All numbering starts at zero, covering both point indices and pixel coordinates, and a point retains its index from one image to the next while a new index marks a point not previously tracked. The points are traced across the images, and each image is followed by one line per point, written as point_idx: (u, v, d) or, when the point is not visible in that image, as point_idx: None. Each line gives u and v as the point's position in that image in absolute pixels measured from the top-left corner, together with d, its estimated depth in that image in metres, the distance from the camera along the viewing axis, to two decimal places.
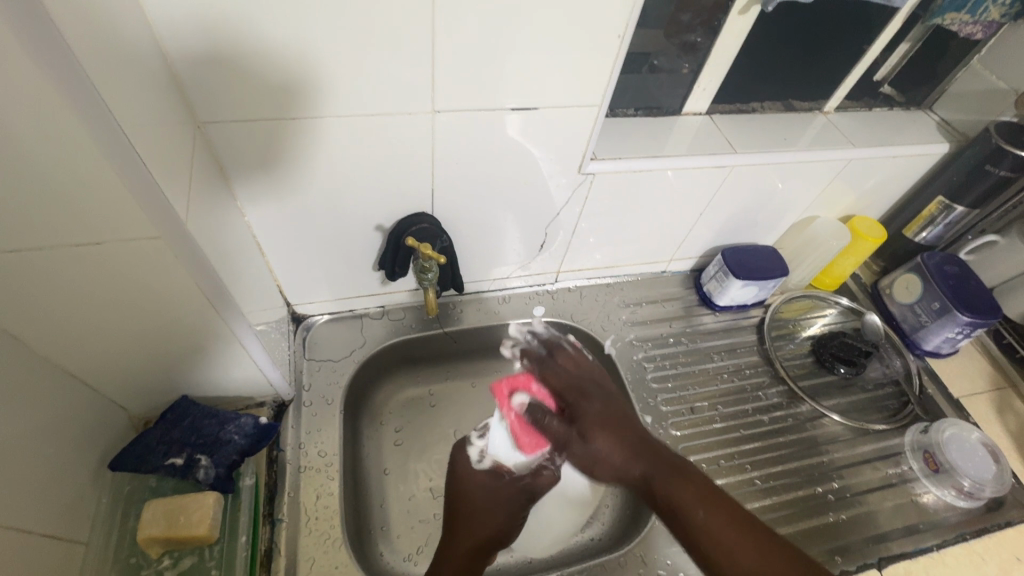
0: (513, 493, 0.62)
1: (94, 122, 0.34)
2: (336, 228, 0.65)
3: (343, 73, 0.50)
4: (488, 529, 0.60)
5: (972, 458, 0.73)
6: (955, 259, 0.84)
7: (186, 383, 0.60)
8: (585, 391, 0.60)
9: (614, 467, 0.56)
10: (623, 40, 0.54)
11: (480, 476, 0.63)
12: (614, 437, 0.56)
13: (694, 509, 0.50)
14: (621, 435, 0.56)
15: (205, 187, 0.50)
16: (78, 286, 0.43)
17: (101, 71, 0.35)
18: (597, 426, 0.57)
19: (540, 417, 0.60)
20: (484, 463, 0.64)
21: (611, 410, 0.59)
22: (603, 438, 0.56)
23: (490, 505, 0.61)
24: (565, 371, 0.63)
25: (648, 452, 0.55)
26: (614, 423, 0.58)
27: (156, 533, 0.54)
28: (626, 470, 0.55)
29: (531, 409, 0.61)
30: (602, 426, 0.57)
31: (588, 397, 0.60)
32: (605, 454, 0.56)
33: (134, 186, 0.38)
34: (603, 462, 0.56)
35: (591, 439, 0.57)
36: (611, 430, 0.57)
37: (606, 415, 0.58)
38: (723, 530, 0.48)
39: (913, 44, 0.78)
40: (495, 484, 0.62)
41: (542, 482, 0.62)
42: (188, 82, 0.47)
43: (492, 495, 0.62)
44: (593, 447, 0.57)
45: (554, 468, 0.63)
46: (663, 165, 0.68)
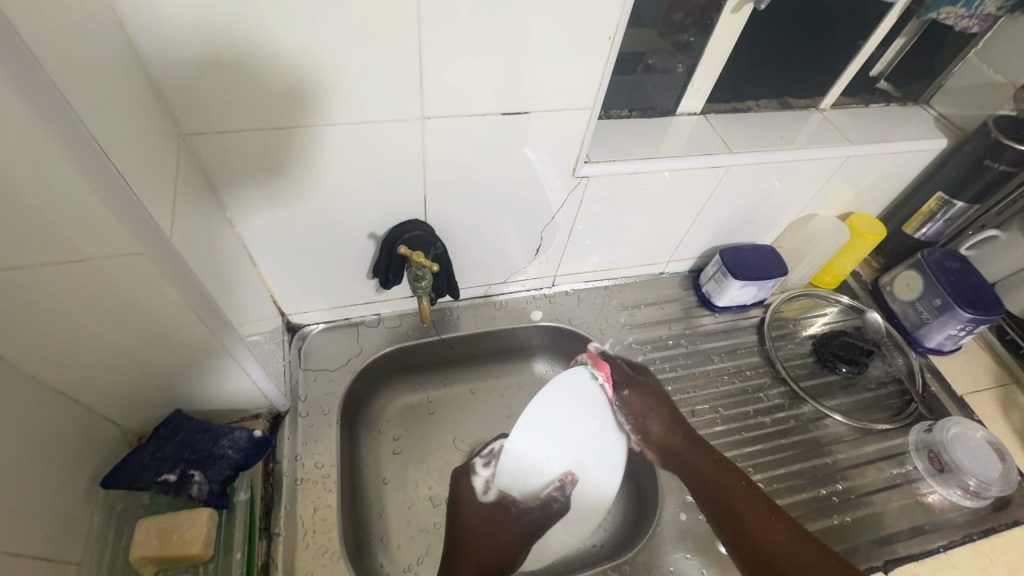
0: (518, 524, 0.66)
1: (67, 137, 0.33)
2: (329, 237, 0.65)
3: (330, 80, 0.49)
4: (494, 549, 0.65)
5: (978, 457, 0.72)
6: (956, 255, 0.83)
7: (178, 398, 0.59)
8: (638, 381, 0.74)
9: (659, 433, 0.70)
10: (614, 41, 0.53)
11: (484, 506, 0.68)
12: (664, 420, 0.71)
13: (732, 490, 0.64)
14: (668, 416, 0.71)
15: (192, 200, 0.49)
16: (65, 305, 0.43)
17: (73, 84, 0.34)
18: (654, 406, 0.72)
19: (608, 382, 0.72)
20: (489, 495, 0.69)
21: (658, 399, 0.73)
22: (654, 421, 0.71)
23: (496, 530, 0.66)
24: (626, 369, 0.74)
25: (690, 438, 0.70)
26: (661, 410, 0.72)
27: (148, 553, 0.53)
28: (663, 445, 0.70)
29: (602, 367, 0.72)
30: (655, 395, 0.73)
31: (630, 388, 0.73)
32: (653, 415, 0.71)
33: (111, 200, 0.37)
34: (649, 439, 0.70)
35: (647, 419, 0.71)
36: (657, 413, 0.72)
37: (654, 387, 0.74)
38: (756, 509, 0.62)
39: (910, 38, 0.77)
40: (499, 515, 0.67)
41: (550, 516, 0.66)
42: (172, 93, 0.46)
43: (495, 522, 0.67)
44: (644, 429, 0.70)
45: (560, 498, 0.66)
46: (658, 166, 0.67)
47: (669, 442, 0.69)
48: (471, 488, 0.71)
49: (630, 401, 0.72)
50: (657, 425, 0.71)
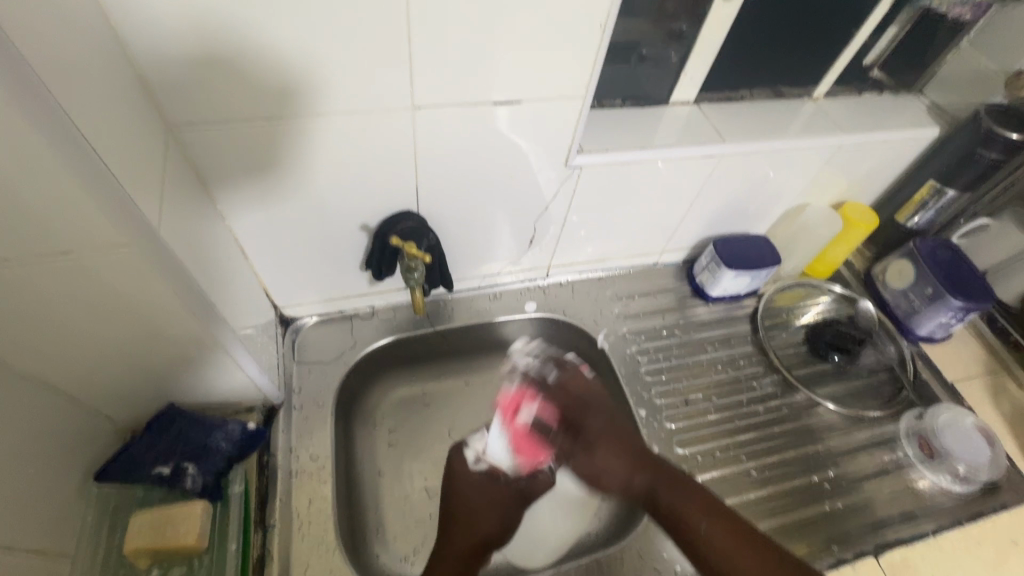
0: (507, 494, 0.62)
1: (51, 129, 0.33)
2: (321, 229, 0.64)
3: (318, 70, 0.48)
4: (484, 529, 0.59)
5: (968, 443, 0.73)
6: (948, 243, 0.84)
7: (170, 392, 0.59)
8: (582, 409, 0.61)
9: (621, 476, 0.59)
10: (605, 29, 0.53)
11: (475, 478, 0.62)
12: (620, 450, 0.60)
13: (695, 520, 0.54)
14: (629, 451, 0.60)
15: (181, 192, 0.49)
16: (54, 299, 0.42)
17: (55, 74, 0.33)
18: (601, 437, 0.61)
19: (546, 433, 0.61)
20: (480, 465, 0.63)
21: (616, 428, 0.61)
22: (606, 454, 0.60)
23: (488, 504, 0.60)
24: (576, 390, 0.62)
25: (657, 467, 0.58)
26: (618, 441, 0.60)
27: (142, 545, 0.53)
28: (630, 486, 0.58)
29: (539, 426, 0.60)
30: (608, 443, 0.60)
31: (590, 414, 0.61)
32: (609, 460, 0.59)
33: (99, 193, 0.37)
34: (609, 474, 0.59)
35: (595, 454, 0.60)
36: (614, 446, 0.60)
37: (611, 429, 0.61)
38: (724, 539, 0.52)
39: (903, 26, 0.77)
40: (491, 486, 0.61)
41: (538, 487, 0.63)
42: (158, 85, 0.45)
43: (486, 495, 0.61)
44: (596, 462, 0.60)
45: (548, 471, 0.64)
46: (651, 156, 0.67)
47: (635, 479, 0.58)
48: (461, 461, 0.63)
49: (577, 458, 0.61)
50: (613, 458, 0.59)
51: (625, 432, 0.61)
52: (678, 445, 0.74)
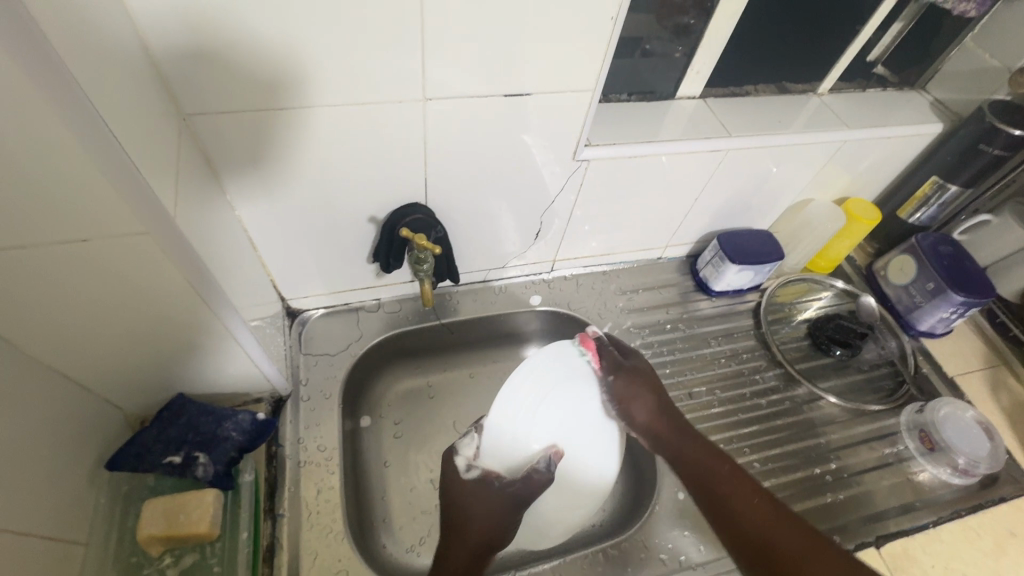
0: (503, 501, 0.60)
1: (76, 120, 0.34)
2: (329, 221, 0.65)
3: (330, 63, 0.48)
4: (480, 530, 0.58)
5: (969, 436, 0.74)
6: (949, 239, 0.85)
7: (181, 381, 0.59)
8: (625, 352, 0.68)
9: (649, 422, 0.63)
10: (615, 22, 0.53)
11: (468, 485, 0.61)
12: (653, 394, 0.65)
13: (715, 473, 0.59)
14: (661, 400, 0.65)
15: (192, 181, 0.49)
16: (65, 284, 0.42)
17: (78, 63, 0.34)
18: (641, 379, 0.65)
19: (603, 355, 0.66)
20: (473, 472, 0.62)
21: (650, 377, 0.67)
22: (641, 399, 0.64)
23: (484, 509, 0.59)
24: (618, 338, 0.71)
25: (682, 424, 0.64)
26: (652, 391, 0.65)
27: (155, 532, 0.54)
28: (656, 432, 0.63)
29: (597, 346, 0.66)
30: (646, 386, 0.65)
31: (631, 358, 0.68)
32: (639, 402, 0.64)
33: (121, 184, 0.38)
34: (635, 416, 0.64)
35: (633, 392, 0.64)
36: (649, 391, 0.65)
37: (649, 375, 0.67)
38: (742, 496, 0.57)
39: (906, 23, 0.78)
40: (484, 493, 0.60)
41: (533, 488, 0.60)
42: (173, 76, 0.45)
43: (478, 501, 0.59)
44: (628, 405, 0.64)
45: (544, 469, 0.61)
46: (657, 150, 0.67)
47: (660, 426, 0.63)
48: (454, 470, 0.63)
49: (616, 387, 0.64)
50: (644, 405, 0.64)
51: (658, 383, 0.66)
52: None
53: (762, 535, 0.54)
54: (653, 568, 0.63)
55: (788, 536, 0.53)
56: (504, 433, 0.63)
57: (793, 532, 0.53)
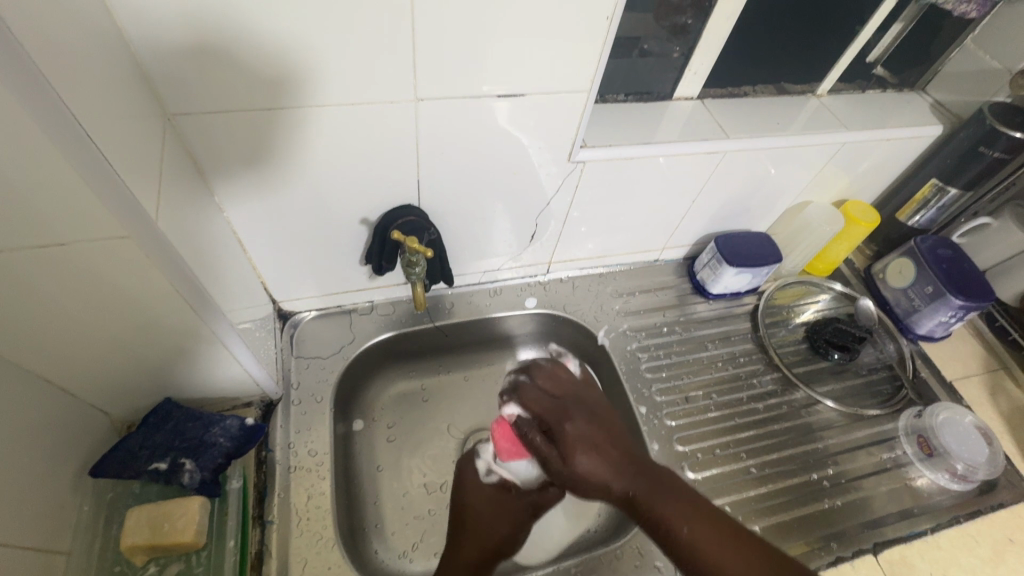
0: (520, 506, 0.63)
1: (51, 120, 0.32)
2: (321, 223, 0.64)
3: (317, 61, 0.47)
4: (495, 536, 0.61)
5: (967, 442, 0.73)
6: (948, 242, 0.84)
7: (169, 386, 0.58)
8: (558, 418, 0.57)
9: (597, 480, 0.53)
10: (612, 22, 0.52)
11: (488, 490, 0.63)
12: (599, 451, 0.54)
13: (677, 525, 0.49)
14: (608, 447, 0.55)
15: (178, 183, 0.48)
16: (43, 290, 0.41)
17: (54, 62, 0.32)
18: (577, 444, 0.55)
19: (527, 433, 0.59)
20: (491, 476, 0.64)
21: (599, 427, 0.56)
22: (583, 456, 0.54)
23: (498, 516, 0.61)
24: (544, 390, 0.61)
25: (637, 468, 0.53)
26: (597, 442, 0.55)
27: (139, 542, 0.53)
28: (609, 487, 0.53)
29: (519, 426, 0.60)
30: (585, 445, 0.55)
31: (571, 419, 0.57)
32: (594, 471, 0.53)
33: (100, 186, 0.36)
34: (588, 483, 0.54)
35: (574, 462, 0.54)
36: (596, 450, 0.54)
37: (592, 417, 0.58)
38: (708, 539, 0.48)
39: (907, 23, 0.76)
40: (503, 499, 0.62)
41: (547, 501, 0.64)
42: (155, 73, 0.44)
43: (499, 508, 0.62)
44: (573, 469, 0.54)
45: (559, 485, 0.65)
46: (654, 151, 0.66)
47: (615, 483, 0.53)
48: (473, 471, 0.65)
49: (554, 466, 0.56)
50: (594, 462, 0.54)
51: (611, 418, 0.58)
52: (678, 441, 0.74)
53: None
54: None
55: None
56: (524, 446, 0.65)
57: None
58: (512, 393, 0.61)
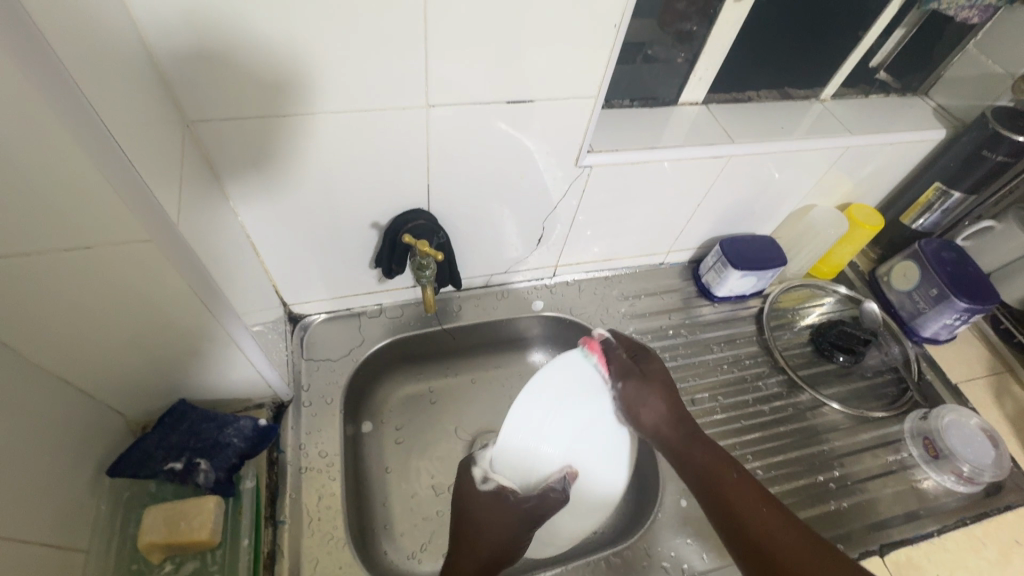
0: (518, 515, 0.60)
1: (80, 128, 0.34)
2: (332, 227, 0.65)
3: (331, 69, 0.48)
4: (492, 545, 0.57)
5: (972, 444, 0.73)
6: (952, 245, 0.84)
7: (183, 387, 0.59)
8: (645, 354, 0.69)
9: (654, 419, 0.64)
10: (619, 29, 0.53)
11: (483, 498, 0.61)
12: (667, 397, 0.65)
13: (724, 471, 0.59)
14: (671, 400, 0.65)
15: (195, 186, 0.49)
16: (65, 292, 0.42)
17: (81, 70, 0.34)
18: (655, 380, 0.66)
19: (613, 351, 0.68)
20: (488, 484, 0.62)
21: (666, 378, 0.67)
22: (654, 395, 0.65)
23: (496, 523, 0.58)
24: (636, 339, 0.70)
25: (689, 422, 0.64)
26: (665, 387, 0.66)
27: (156, 539, 0.54)
28: (661, 430, 0.64)
29: (606, 343, 0.68)
30: (659, 385, 0.66)
31: (649, 359, 0.68)
32: (648, 407, 0.65)
33: (124, 191, 0.38)
34: (648, 411, 0.65)
35: (644, 390, 0.65)
36: (663, 393, 0.65)
37: (665, 377, 0.67)
38: (749, 494, 0.56)
39: (908, 29, 0.77)
40: (500, 505, 0.60)
41: (548, 506, 0.62)
42: (175, 80, 0.45)
43: (494, 515, 0.59)
44: (639, 400, 0.65)
45: (560, 489, 0.63)
46: (660, 156, 0.67)
47: (666, 428, 0.64)
48: (470, 481, 0.63)
49: (626, 386, 0.66)
50: (659, 403, 0.65)
51: (674, 387, 0.66)
52: None
53: (772, 546, 0.52)
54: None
55: (793, 544, 0.52)
56: (518, 454, 0.65)
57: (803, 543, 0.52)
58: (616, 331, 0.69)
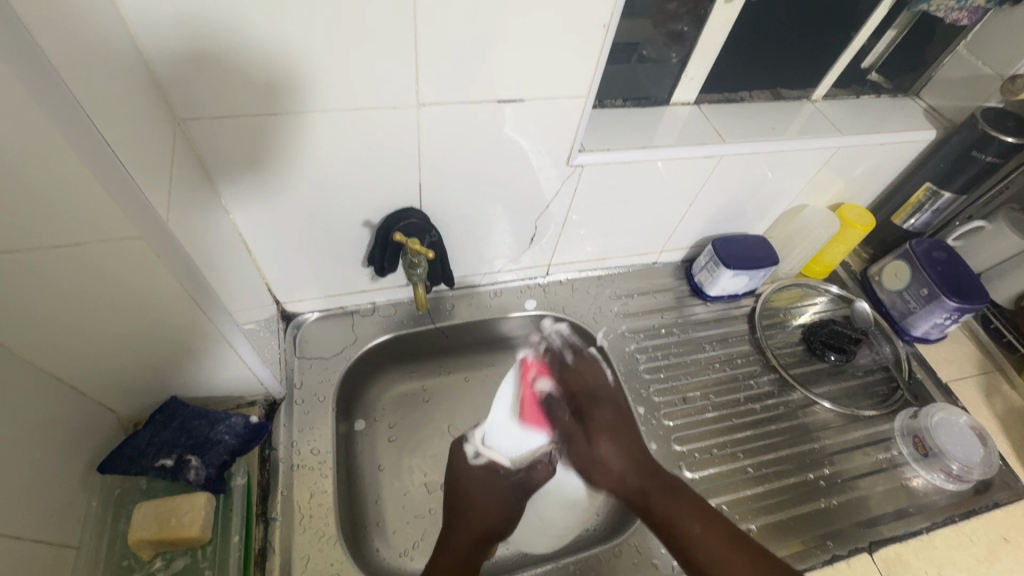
0: (506, 487, 0.62)
1: (71, 126, 0.34)
2: (325, 225, 0.65)
3: (322, 68, 0.49)
4: (484, 521, 0.61)
5: (961, 442, 0.74)
6: (943, 245, 0.85)
7: (175, 385, 0.59)
8: (591, 399, 0.68)
9: (613, 476, 0.63)
10: (609, 30, 0.53)
11: (476, 472, 0.63)
12: (621, 450, 0.64)
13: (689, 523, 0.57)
14: (627, 451, 0.64)
15: (186, 185, 0.49)
16: (56, 290, 0.43)
17: (71, 69, 0.34)
18: (603, 430, 0.65)
19: (556, 410, 0.66)
20: (479, 459, 0.64)
21: (618, 425, 0.66)
22: (606, 444, 0.64)
23: (487, 497, 0.62)
24: (585, 383, 0.69)
25: (653, 471, 0.63)
26: (620, 435, 0.66)
27: (146, 536, 0.54)
28: (623, 481, 0.62)
29: (547, 402, 0.65)
30: (608, 434, 0.65)
31: (598, 406, 0.67)
32: (604, 462, 0.64)
33: (116, 190, 0.38)
34: (604, 467, 0.63)
35: (598, 444, 0.64)
36: (614, 437, 0.65)
37: (614, 424, 0.66)
38: (718, 545, 0.55)
39: (901, 30, 0.78)
40: (490, 479, 0.62)
41: (536, 476, 0.63)
42: (166, 79, 0.46)
43: (486, 489, 0.62)
44: (596, 451, 0.64)
45: (548, 461, 0.64)
46: (651, 156, 0.68)
47: (630, 479, 0.62)
48: (462, 456, 0.65)
49: (577, 442, 0.65)
50: (612, 452, 0.64)
51: (630, 428, 0.67)
52: (676, 442, 0.75)
53: None
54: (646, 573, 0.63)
55: None
56: (511, 430, 0.62)
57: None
58: (557, 369, 0.69)
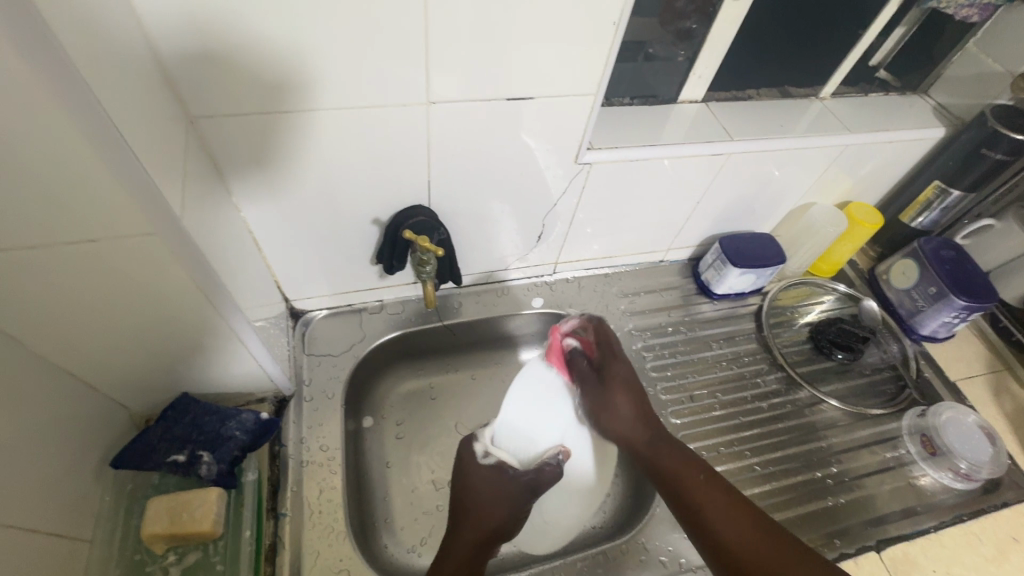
0: (517, 488, 0.61)
1: (88, 124, 0.34)
2: (334, 222, 0.65)
3: (333, 66, 0.49)
4: (492, 521, 0.59)
5: (969, 441, 0.73)
6: (952, 243, 0.84)
7: (186, 381, 0.60)
8: (612, 355, 0.68)
9: (623, 423, 0.65)
10: (619, 27, 0.53)
11: (485, 471, 0.61)
12: (630, 401, 0.66)
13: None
14: (637, 404, 0.66)
15: (199, 182, 0.49)
16: (72, 287, 0.43)
17: (89, 66, 0.34)
18: (616, 382, 0.67)
19: (575, 359, 0.69)
20: (488, 459, 0.62)
21: (635, 387, 0.67)
22: (622, 399, 0.66)
23: (495, 497, 0.60)
24: (609, 337, 0.70)
25: (656, 426, 0.65)
26: (635, 390, 0.67)
27: (159, 531, 0.54)
28: (630, 434, 0.65)
29: (571, 354, 0.69)
30: (625, 390, 0.66)
31: (617, 360, 0.68)
32: (619, 409, 0.65)
33: (132, 187, 0.38)
34: (615, 415, 0.65)
35: (615, 399, 0.66)
36: (629, 394, 0.66)
37: (629, 380, 0.67)
38: (720, 509, 0.56)
39: (908, 28, 0.78)
40: (501, 480, 0.61)
41: (545, 479, 0.61)
42: (179, 77, 0.46)
43: (494, 490, 0.60)
44: (610, 402, 0.66)
45: (555, 463, 0.62)
46: (660, 153, 0.68)
47: (637, 430, 0.65)
48: (471, 455, 0.63)
49: (591, 390, 0.67)
50: (627, 405, 0.66)
51: (642, 393, 0.67)
52: (683, 440, 0.75)
53: (742, 556, 0.52)
54: (653, 571, 0.63)
55: (771, 557, 0.51)
56: (518, 429, 0.64)
57: (775, 549, 0.52)
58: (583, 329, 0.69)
